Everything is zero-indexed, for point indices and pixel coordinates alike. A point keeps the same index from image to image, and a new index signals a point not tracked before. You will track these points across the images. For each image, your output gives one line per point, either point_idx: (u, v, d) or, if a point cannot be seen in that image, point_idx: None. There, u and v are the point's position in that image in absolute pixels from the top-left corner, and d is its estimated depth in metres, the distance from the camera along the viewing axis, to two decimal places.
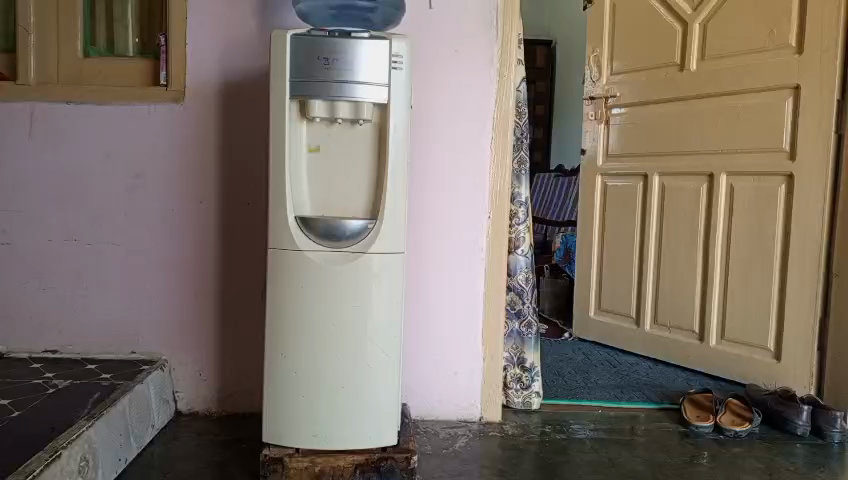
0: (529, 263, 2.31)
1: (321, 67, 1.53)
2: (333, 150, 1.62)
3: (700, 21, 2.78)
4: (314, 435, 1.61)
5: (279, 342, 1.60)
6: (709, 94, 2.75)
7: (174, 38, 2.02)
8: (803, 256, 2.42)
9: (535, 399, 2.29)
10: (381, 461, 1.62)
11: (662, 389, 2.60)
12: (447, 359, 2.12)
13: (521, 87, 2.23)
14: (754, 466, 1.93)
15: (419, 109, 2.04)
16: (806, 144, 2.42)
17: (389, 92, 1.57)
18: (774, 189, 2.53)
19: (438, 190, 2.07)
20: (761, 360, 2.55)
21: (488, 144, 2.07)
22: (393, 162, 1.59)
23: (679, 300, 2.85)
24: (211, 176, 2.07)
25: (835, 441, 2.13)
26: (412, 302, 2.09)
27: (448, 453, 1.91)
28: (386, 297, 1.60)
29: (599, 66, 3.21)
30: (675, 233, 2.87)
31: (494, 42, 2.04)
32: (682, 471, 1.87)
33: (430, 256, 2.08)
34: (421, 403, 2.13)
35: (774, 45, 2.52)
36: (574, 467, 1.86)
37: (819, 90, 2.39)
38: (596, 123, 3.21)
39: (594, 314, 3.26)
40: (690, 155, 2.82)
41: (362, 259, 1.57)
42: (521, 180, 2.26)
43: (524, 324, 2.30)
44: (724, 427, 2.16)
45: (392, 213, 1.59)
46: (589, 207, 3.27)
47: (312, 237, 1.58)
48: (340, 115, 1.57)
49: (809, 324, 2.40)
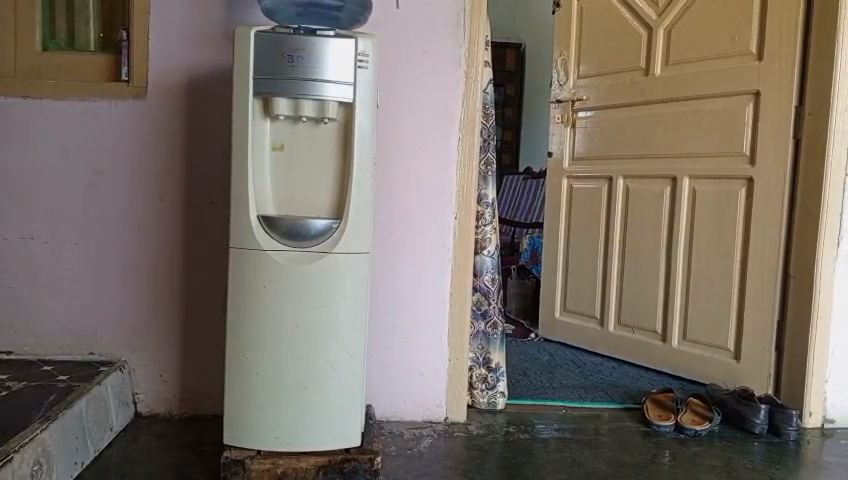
0: (495, 264, 2.32)
1: (286, 64, 1.52)
2: (297, 149, 1.60)
3: (664, 26, 2.83)
4: (276, 437, 1.59)
5: (241, 343, 1.58)
6: (672, 99, 2.80)
7: (136, 33, 1.98)
8: (762, 258, 2.47)
9: (500, 399, 2.31)
10: (345, 463, 1.61)
11: (625, 389, 2.63)
12: (414, 361, 2.11)
13: (488, 89, 2.25)
14: (713, 465, 1.96)
15: (386, 109, 2.03)
16: (766, 149, 2.47)
17: (356, 91, 1.56)
18: (734, 192, 2.58)
19: (405, 192, 2.06)
20: (722, 360, 2.60)
21: (456, 145, 2.07)
22: (359, 160, 1.58)
23: (643, 300, 2.89)
24: (173, 174, 2.03)
25: (791, 439, 2.19)
26: (378, 303, 2.08)
27: (412, 454, 1.90)
28: (352, 297, 1.59)
29: (566, 69, 3.25)
30: (638, 236, 2.92)
31: (462, 44, 2.05)
32: (642, 470, 1.90)
33: (396, 257, 2.08)
34: (386, 404, 2.11)
35: (735, 52, 2.58)
36: (537, 467, 1.87)
37: (777, 96, 2.44)
38: (563, 126, 3.26)
39: (559, 315, 3.29)
40: (653, 159, 2.87)
41: (327, 258, 1.56)
42: (488, 181, 2.27)
43: (490, 324, 2.31)
44: (685, 426, 2.20)
45: (358, 212, 1.58)
46: (555, 209, 3.31)
47: (276, 237, 1.56)
48: (304, 113, 1.55)
49: (767, 325, 2.44)
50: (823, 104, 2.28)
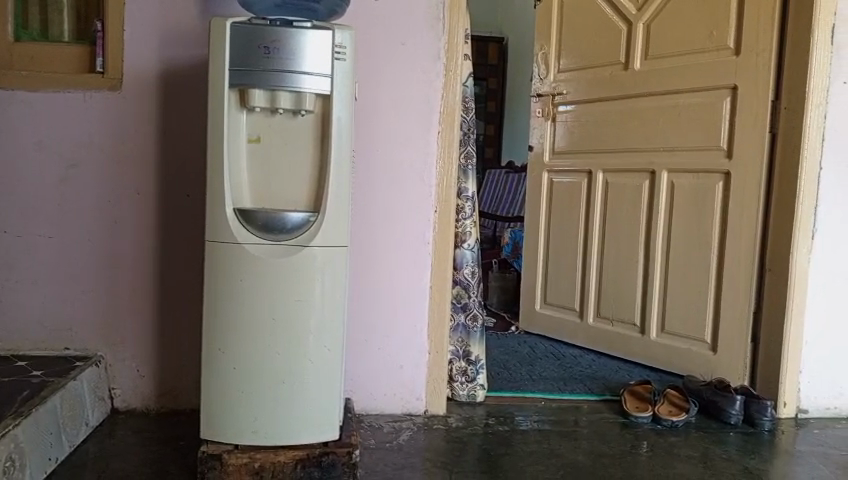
0: (475, 257, 2.32)
1: (262, 56, 1.51)
2: (273, 141, 1.59)
3: (644, 21, 2.85)
4: (253, 431, 1.58)
5: (217, 337, 1.57)
6: (650, 93, 2.82)
7: (111, 24, 1.95)
8: (738, 251, 2.50)
9: (480, 391, 2.32)
10: (323, 456, 1.60)
11: (603, 381, 2.66)
12: (393, 353, 2.11)
13: (468, 83, 2.24)
14: (689, 455, 1.99)
15: (364, 102, 2.03)
16: (742, 143, 2.49)
17: (333, 83, 1.55)
18: (711, 185, 2.60)
19: (384, 185, 2.06)
20: (699, 352, 2.62)
21: (436, 139, 2.07)
22: (337, 153, 1.57)
23: (621, 293, 2.92)
24: (149, 167, 2.01)
25: (765, 429, 2.22)
26: (357, 296, 2.07)
27: (391, 447, 1.90)
28: (330, 291, 1.59)
29: (547, 64, 3.27)
30: (617, 229, 2.94)
31: (441, 37, 2.04)
32: (620, 461, 1.91)
33: (374, 251, 2.07)
34: (365, 397, 2.11)
35: (713, 46, 2.60)
36: (516, 459, 1.88)
37: (754, 90, 2.46)
38: (544, 120, 3.27)
39: (539, 307, 3.31)
40: (632, 153, 2.89)
41: (304, 252, 1.55)
42: (468, 175, 2.27)
43: (470, 317, 2.31)
44: (662, 417, 2.22)
45: (335, 204, 1.57)
46: (536, 202, 3.32)
47: (252, 230, 1.55)
48: (281, 105, 1.54)
49: (744, 317, 2.47)
50: (798, 98, 2.30)
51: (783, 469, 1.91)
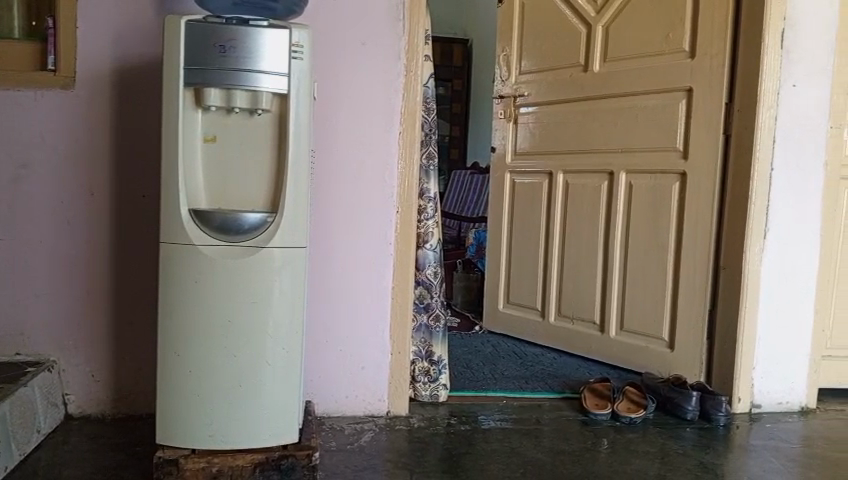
0: (438, 257, 2.32)
1: (218, 54, 1.49)
2: (229, 141, 1.57)
3: (603, 24, 2.90)
4: (211, 435, 1.56)
5: (172, 340, 1.54)
6: (609, 95, 2.86)
7: (63, 20, 1.90)
8: (694, 250, 2.55)
9: (442, 391, 2.32)
10: (281, 459, 1.58)
11: (565, 379, 2.69)
12: (354, 355, 2.10)
13: (429, 83, 2.25)
14: (647, 451, 2.02)
15: (323, 102, 2.01)
16: (698, 145, 2.54)
17: (290, 82, 1.53)
18: (668, 186, 2.65)
19: (344, 185, 2.05)
20: (657, 349, 2.67)
21: (397, 139, 2.07)
22: (295, 153, 1.55)
23: (582, 292, 2.95)
24: (103, 167, 1.97)
25: (721, 424, 2.27)
26: (317, 297, 2.06)
27: (353, 448, 1.89)
28: (289, 293, 1.57)
29: (508, 66, 3.29)
30: (578, 229, 2.98)
31: (401, 37, 2.04)
32: (579, 458, 1.94)
33: (335, 251, 2.06)
34: (325, 399, 2.10)
35: (669, 49, 2.65)
36: (477, 458, 1.89)
37: (708, 93, 2.51)
38: (505, 121, 3.30)
39: (502, 307, 3.33)
40: (592, 155, 2.93)
41: (262, 253, 1.54)
42: (430, 175, 2.27)
43: (432, 317, 2.31)
44: (621, 414, 2.25)
45: (293, 204, 1.55)
46: (499, 203, 3.34)
47: (208, 231, 1.53)
48: (237, 105, 1.52)
49: (700, 314, 2.52)
50: (749, 101, 2.36)
51: (737, 463, 1.96)
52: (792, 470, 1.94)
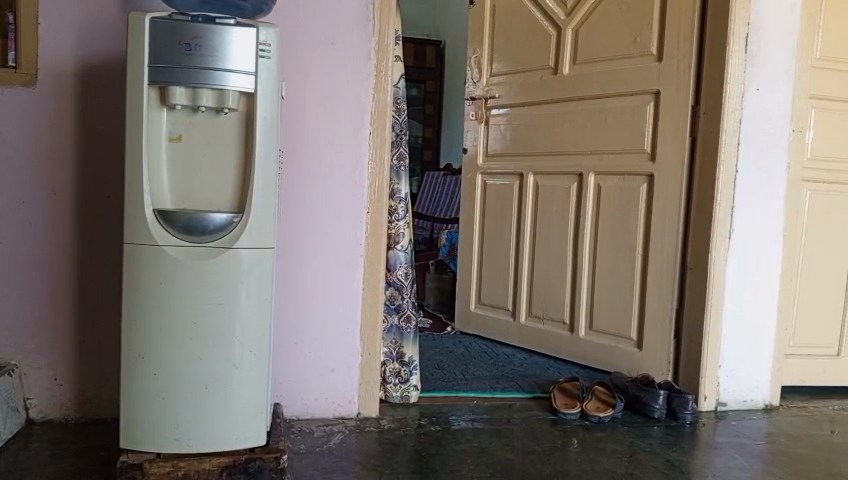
0: (409, 258, 2.32)
1: (183, 53, 1.46)
2: (194, 140, 1.54)
3: (572, 26, 2.93)
4: (175, 438, 1.54)
5: (136, 342, 1.51)
6: (579, 98, 2.89)
7: (24, 15, 1.85)
8: (662, 250, 2.58)
9: (413, 392, 2.32)
10: (249, 462, 1.57)
11: (535, 379, 2.70)
12: (324, 357, 2.09)
13: (399, 84, 2.24)
14: (614, 449, 2.04)
15: (292, 101, 2.00)
16: (665, 147, 2.57)
17: (257, 81, 1.52)
18: (636, 187, 2.68)
19: (314, 186, 2.03)
20: (625, 349, 2.70)
21: (367, 139, 2.06)
22: (262, 153, 1.54)
23: (552, 293, 2.98)
24: (66, 166, 1.93)
25: (687, 422, 2.31)
26: (286, 299, 2.04)
27: (322, 450, 1.88)
28: (257, 294, 1.56)
29: (479, 67, 3.31)
30: (548, 230, 3.00)
31: (371, 37, 2.04)
32: (549, 457, 1.95)
33: (305, 251, 2.04)
34: (295, 402, 2.08)
35: (637, 53, 2.68)
36: (447, 459, 1.89)
37: (675, 96, 2.54)
38: (477, 123, 3.31)
39: (474, 308, 3.34)
40: (562, 156, 2.95)
41: (228, 254, 1.52)
42: (401, 176, 2.27)
43: (403, 318, 2.31)
44: (589, 413, 2.28)
45: (260, 204, 1.54)
46: (470, 204, 3.36)
47: (173, 231, 1.50)
48: (203, 104, 1.50)
49: (667, 314, 2.55)
50: (715, 103, 2.40)
51: (703, 460, 1.99)
52: (756, 466, 1.97)
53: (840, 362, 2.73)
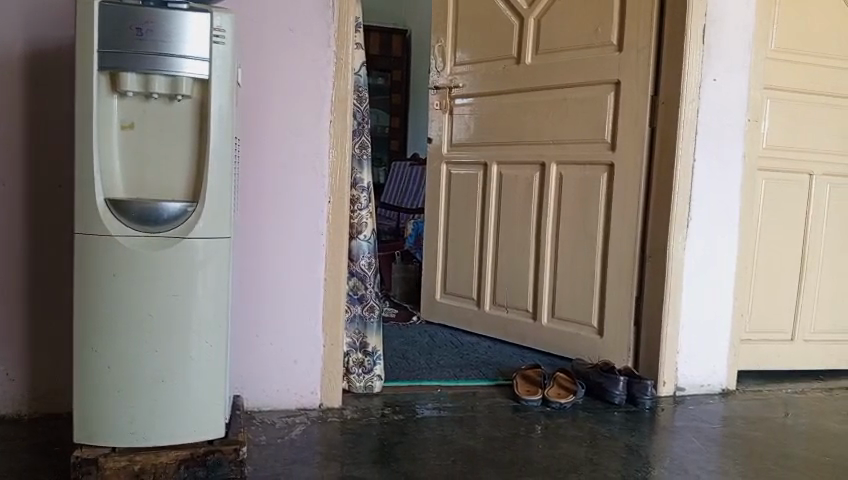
0: (372, 248, 2.30)
1: (135, 37, 1.43)
2: (147, 128, 1.50)
3: (535, 16, 2.94)
4: (131, 432, 1.51)
5: (89, 335, 1.48)
6: (541, 87, 2.90)
7: None
8: (622, 239, 2.61)
9: (377, 382, 2.31)
10: (208, 455, 1.55)
11: (498, 367, 2.72)
12: (285, 348, 2.07)
13: (361, 72, 2.22)
14: (575, 435, 2.07)
15: (250, 89, 1.96)
16: (625, 136, 2.60)
17: (212, 67, 1.49)
18: (597, 177, 2.71)
19: (273, 176, 2.01)
20: (586, 336, 2.73)
21: (328, 127, 2.04)
22: (217, 141, 1.52)
23: (515, 281, 3.00)
24: (15, 155, 1.87)
25: (646, 407, 2.35)
26: (246, 290, 2.01)
27: (283, 442, 1.87)
28: (214, 286, 1.54)
29: (443, 56, 3.30)
30: (511, 219, 3.02)
31: (331, 24, 2.01)
32: (510, 444, 1.97)
33: (265, 241, 2.02)
34: (256, 394, 2.06)
35: (598, 42, 2.70)
36: (409, 448, 1.89)
37: (635, 87, 2.57)
38: (441, 112, 3.30)
39: (440, 297, 3.35)
40: (525, 146, 2.97)
41: (183, 244, 1.49)
42: (363, 165, 2.24)
43: (366, 308, 2.29)
44: (551, 400, 2.30)
45: (216, 194, 1.52)
46: (435, 194, 3.35)
47: (125, 222, 1.47)
48: (155, 90, 1.46)
49: (627, 302, 2.59)
50: (673, 93, 2.43)
51: (660, 444, 2.03)
52: (712, 449, 2.02)
53: (793, 346, 2.81)
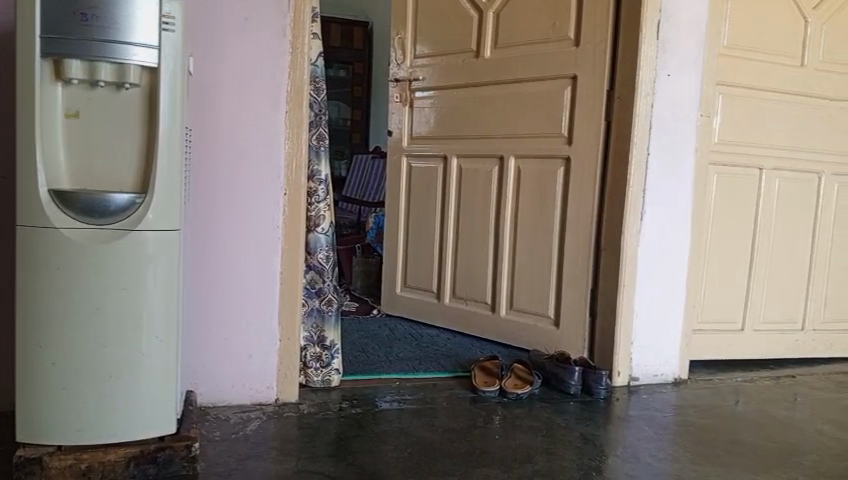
0: (330, 241, 2.27)
1: (79, 23, 1.38)
2: (93, 117, 1.45)
3: (493, 10, 2.96)
4: (77, 430, 1.47)
5: (32, 331, 1.43)
6: (500, 81, 2.91)
7: None
8: (577, 231, 2.65)
9: (335, 376, 2.30)
10: (159, 452, 1.53)
11: (457, 359, 2.73)
12: (240, 342, 2.04)
13: (318, 62, 2.19)
14: (531, 426, 2.09)
15: (202, 79, 1.93)
16: (582, 130, 2.62)
17: (161, 55, 1.46)
18: (554, 170, 2.74)
19: (227, 167, 1.98)
20: (543, 327, 2.76)
21: (284, 118, 2.01)
22: (166, 131, 1.48)
23: (474, 274, 3.02)
24: None
25: (601, 397, 2.39)
26: (200, 283, 1.98)
27: (237, 437, 1.84)
28: (164, 279, 1.51)
29: (403, 49, 3.28)
30: (471, 211, 3.04)
31: (287, 13, 1.98)
32: (467, 435, 1.98)
33: (219, 233, 1.98)
34: (210, 389, 2.03)
35: (556, 37, 2.72)
36: (365, 441, 1.88)
37: (591, 81, 2.60)
38: (401, 105, 3.29)
39: (400, 291, 3.34)
40: (485, 140, 2.98)
41: (131, 236, 1.46)
42: (321, 157, 2.21)
43: (324, 302, 2.26)
44: (508, 391, 2.32)
45: (165, 184, 1.49)
46: (395, 187, 3.34)
47: (69, 214, 1.42)
48: (101, 78, 1.42)
49: (582, 293, 2.62)
50: (628, 87, 2.46)
51: (614, 434, 2.06)
52: (664, 437, 2.06)
53: (743, 336, 2.88)
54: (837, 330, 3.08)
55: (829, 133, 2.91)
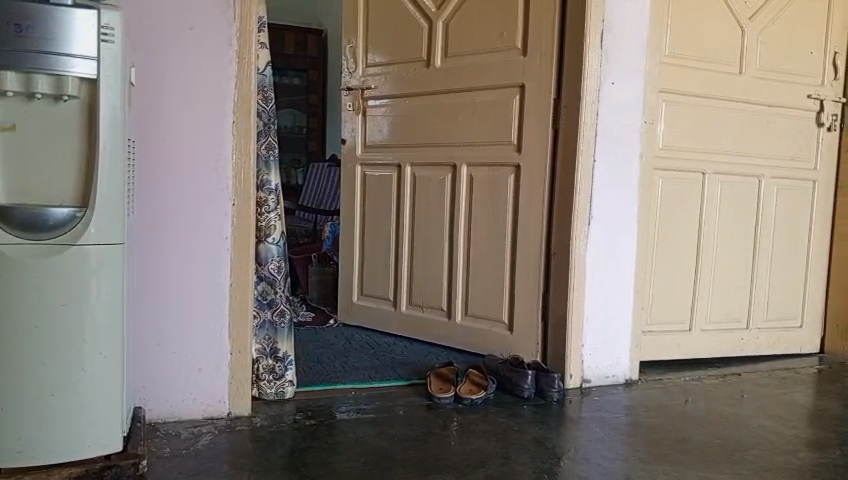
0: (281, 251, 2.25)
1: (13, 34, 1.35)
2: (30, 129, 1.41)
3: (443, 20, 2.99)
4: (18, 451, 1.43)
5: None
6: (452, 90, 2.95)
7: None
8: (528, 236, 2.69)
9: (288, 388, 2.28)
10: (105, 471, 1.50)
11: (413, 366, 2.74)
12: (190, 355, 2.01)
13: (265, 71, 2.18)
14: (485, 431, 2.11)
15: (147, 89, 1.90)
16: (531, 138, 2.67)
17: (100, 66, 1.43)
18: (504, 177, 2.78)
19: (173, 178, 1.95)
20: (497, 332, 2.79)
21: (231, 128, 2.00)
22: (107, 143, 1.46)
23: (429, 281, 3.03)
24: None
25: (553, 400, 2.43)
26: (147, 295, 1.95)
27: (188, 453, 1.82)
28: (108, 294, 1.48)
29: (355, 57, 3.28)
30: (425, 218, 3.06)
31: (232, 23, 1.97)
32: (422, 443, 1.98)
33: (165, 245, 1.96)
34: (160, 404, 1.99)
35: (505, 47, 2.76)
36: (320, 452, 1.87)
37: (538, 89, 2.65)
38: (355, 114, 3.28)
39: (356, 300, 3.33)
40: (437, 148, 3.00)
41: (71, 251, 1.43)
42: (270, 166, 2.20)
43: (277, 313, 2.24)
44: (463, 397, 2.35)
45: (106, 197, 1.46)
46: (350, 196, 3.34)
47: (6, 229, 1.39)
48: (38, 90, 1.39)
49: (535, 298, 2.66)
50: (574, 95, 2.52)
51: (566, 436, 2.10)
52: (614, 438, 2.10)
53: (691, 336, 2.97)
54: (780, 328, 3.19)
55: (768, 139, 3.02)
